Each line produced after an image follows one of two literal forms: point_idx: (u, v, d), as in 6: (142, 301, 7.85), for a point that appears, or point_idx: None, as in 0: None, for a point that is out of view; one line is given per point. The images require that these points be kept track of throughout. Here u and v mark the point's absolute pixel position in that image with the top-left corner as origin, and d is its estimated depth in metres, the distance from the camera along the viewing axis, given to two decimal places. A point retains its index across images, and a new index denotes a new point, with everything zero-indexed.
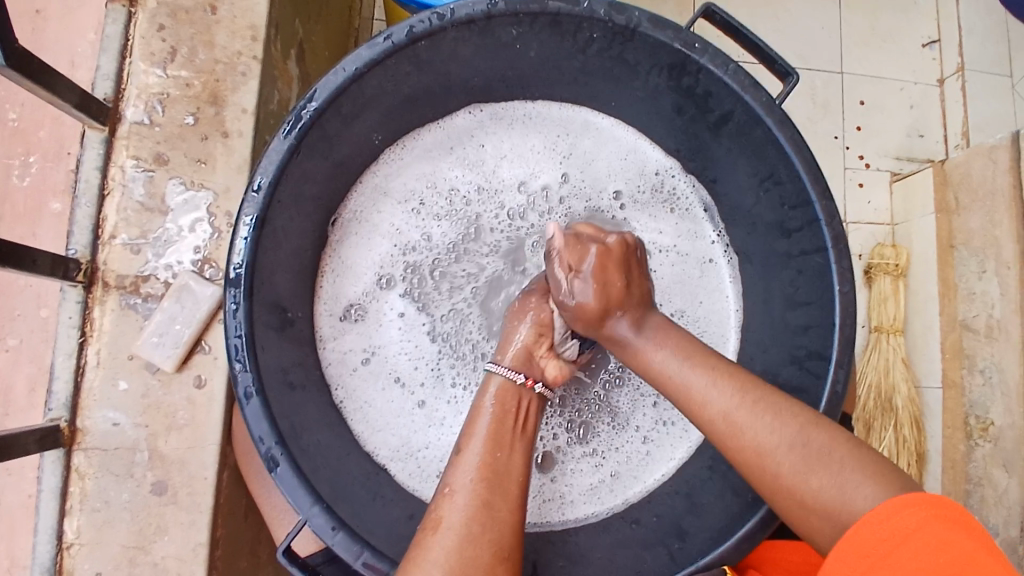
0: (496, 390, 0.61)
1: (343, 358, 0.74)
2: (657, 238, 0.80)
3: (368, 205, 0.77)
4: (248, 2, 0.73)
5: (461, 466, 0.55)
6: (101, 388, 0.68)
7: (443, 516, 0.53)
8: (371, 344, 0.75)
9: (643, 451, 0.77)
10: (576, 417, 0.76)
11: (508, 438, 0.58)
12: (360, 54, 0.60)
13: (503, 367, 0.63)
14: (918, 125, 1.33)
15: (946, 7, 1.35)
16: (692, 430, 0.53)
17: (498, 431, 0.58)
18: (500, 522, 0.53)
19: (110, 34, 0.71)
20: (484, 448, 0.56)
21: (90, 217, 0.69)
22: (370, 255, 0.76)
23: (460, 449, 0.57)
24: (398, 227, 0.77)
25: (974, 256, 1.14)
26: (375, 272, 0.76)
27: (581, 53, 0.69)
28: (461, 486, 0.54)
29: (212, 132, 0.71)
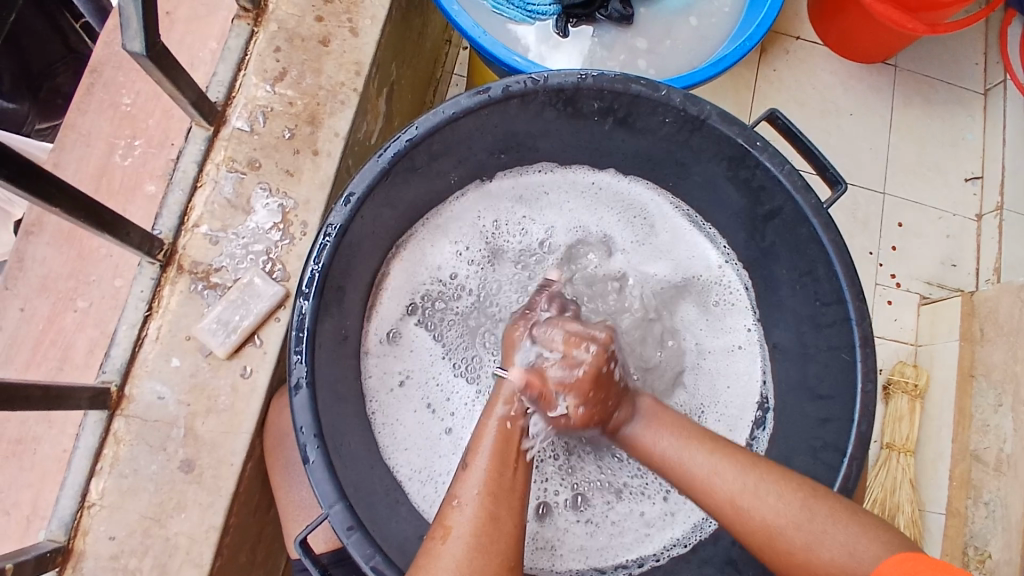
0: (502, 407, 0.63)
1: (377, 378, 0.77)
2: (703, 327, 0.83)
3: (421, 244, 0.81)
4: (358, 41, 0.81)
5: (469, 478, 0.58)
6: (155, 361, 0.72)
7: (452, 524, 0.55)
8: (401, 372, 0.78)
9: (636, 522, 0.78)
10: (579, 481, 0.77)
11: (511, 456, 0.60)
12: (459, 101, 0.66)
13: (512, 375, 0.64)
14: (952, 256, 1.38)
15: (991, 147, 1.41)
16: (691, 454, 0.60)
17: (504, 449, 0.60)
18: (504, 534, 0.55)
19: (232, 47, 0.79)
20: (489, 462, 0.59)
21: (180, 203, 0.75)
22: (415, 289, 0.80)
23: (468, 464, 0.59)
24: (445, 268, 0.81)
25: (993, 389, 1.19)
26: (416, 307, 0.80)
27: (651, 134, 0.75)
28: (469, 498, 0.56)
29: (304, 148, 0.78)
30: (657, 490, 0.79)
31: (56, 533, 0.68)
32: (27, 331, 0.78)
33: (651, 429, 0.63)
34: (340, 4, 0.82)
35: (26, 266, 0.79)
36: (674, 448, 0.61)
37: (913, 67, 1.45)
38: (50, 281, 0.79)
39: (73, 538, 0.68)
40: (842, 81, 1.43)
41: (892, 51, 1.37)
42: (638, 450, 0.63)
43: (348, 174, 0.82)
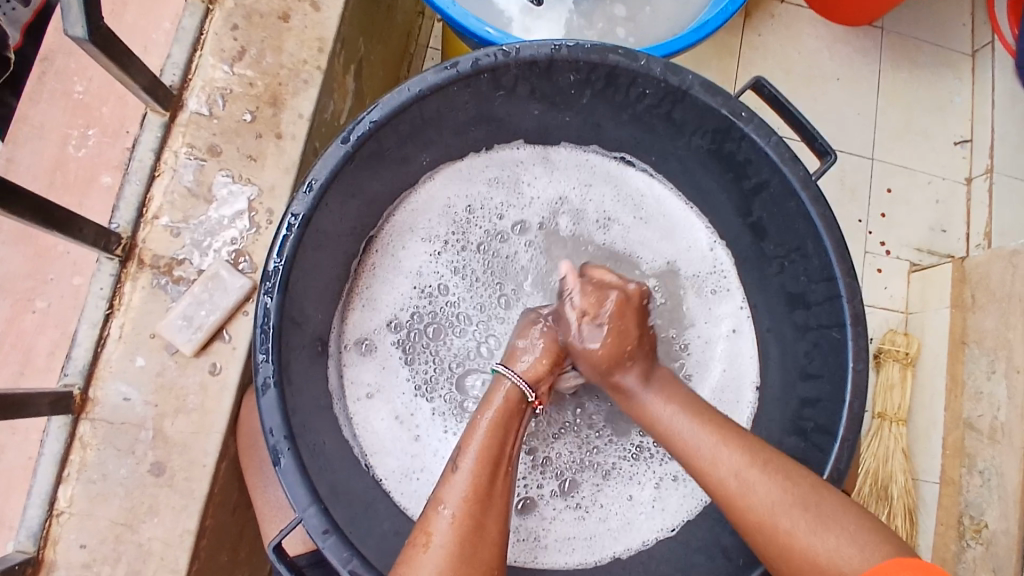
0: (503, 398, 0.60)
1: (350, 382, 0.74)
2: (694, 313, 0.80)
3: (392, 240, 0.77)
4: (320, 16, 0.77)
5: (453, 482, 0.55)
6: (119, 361, 0.69)
7: (433, 533, 0.53)
8: (379, 374, 0.74)
9: (626, 511, 0.75)
10: (568, 468, 0.75)
11: (502, 456, 0.57)
12: (426, 78, 0.62)
13: (515, 374, 0.62)
14: (941, 221, 1.36)
15: (980, 109, 1.39)
16: (700, 431, 0.58)
17: (494, 456, 0.57)
18: (486, 541, 0.53)
19: (185, 26, 0.74)
20: (475, 463, 0.56)
21: (137, 194, 0.71)
22: (388, 288, 0.76)
23: (451, 468, 0.56)
24: (420, 263, 0.77)
25: (985, 356, 1.17)
26: (391, 307, 0.75)
27: (630, 107, 0.72)
28: (455, 503, 0.54)
29: (267, 131, 0.74)
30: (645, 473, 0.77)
31: (26, 543, 0.65)
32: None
33: (662, 399, 0.61)
34: None
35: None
36: (688, 427, 0.59)
37: (900, 29, 1.41)
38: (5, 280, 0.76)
39: (44, 547, 0.65)
40: (829, 45, 1.40)
41: (880, 13, 1.33)
42: (645, 416, 0.62)
43: (315, 158, 0.78)
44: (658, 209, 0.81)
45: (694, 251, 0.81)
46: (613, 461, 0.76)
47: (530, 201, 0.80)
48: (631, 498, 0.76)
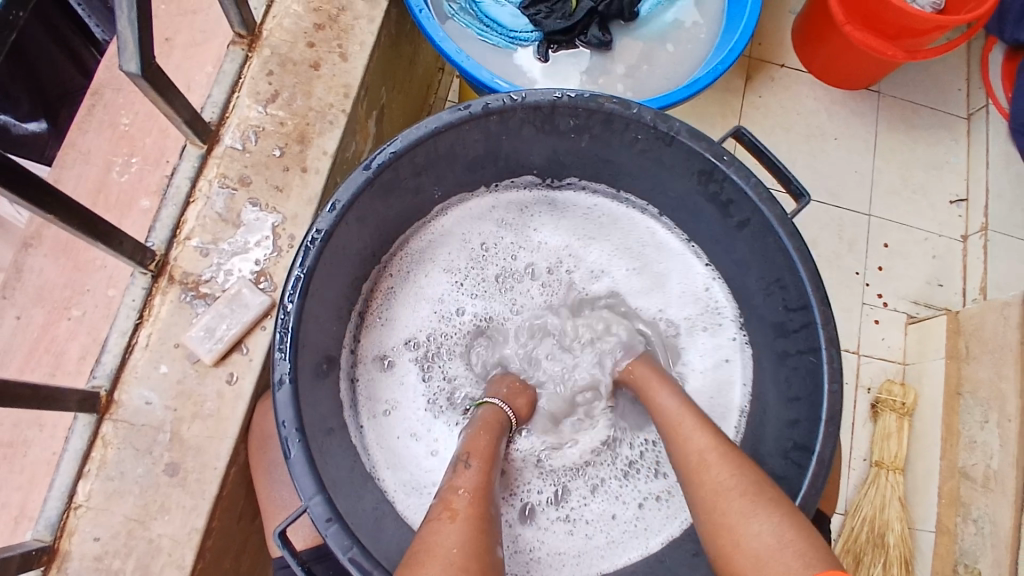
0: (489, 415, 0.72)
1: (366, 395, 0.80)
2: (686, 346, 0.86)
3: (414, 269, 0.85)
4: (347, 66, 0.86)
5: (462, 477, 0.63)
6: (144, 368, 0.74)
7: (458, 509, 0.58)
8: (399, 388, 0.81)
9: (615, 525, 0.79)
10: (558, 479, 0.80)
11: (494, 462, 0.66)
12: (441, 117, 0.70)
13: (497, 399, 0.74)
14: (938, 275, 1.40)
15: (975, 169, 1.44)
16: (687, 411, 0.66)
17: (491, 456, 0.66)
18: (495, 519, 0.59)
19: (227, 71, 0.83)
20: (479, 463, 0.64)
21: (172, 217, 0.79)
22: (408, 311, 0.84)
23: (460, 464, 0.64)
24: (439, 292, 0.84)
25: (979, 405, 1.20)
26: (409, 330, 0.83)
27: (625, 150, 0.79)
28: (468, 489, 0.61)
29: (294, 165, 0.82)
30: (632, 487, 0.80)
31: (42, 533, 0.69)
32: (24, 338, 0.82)
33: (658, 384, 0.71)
34: (331, 31, 0.86)
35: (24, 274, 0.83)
36: (675, 399, 0.68)
37: (895, 93, 1.49)
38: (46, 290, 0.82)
39: (59, 538, 0.70)
40: (826, 106, 1.47)
41: (875, 77, 1.41)
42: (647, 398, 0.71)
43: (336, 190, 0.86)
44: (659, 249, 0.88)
45: (694, 288, 0.87)
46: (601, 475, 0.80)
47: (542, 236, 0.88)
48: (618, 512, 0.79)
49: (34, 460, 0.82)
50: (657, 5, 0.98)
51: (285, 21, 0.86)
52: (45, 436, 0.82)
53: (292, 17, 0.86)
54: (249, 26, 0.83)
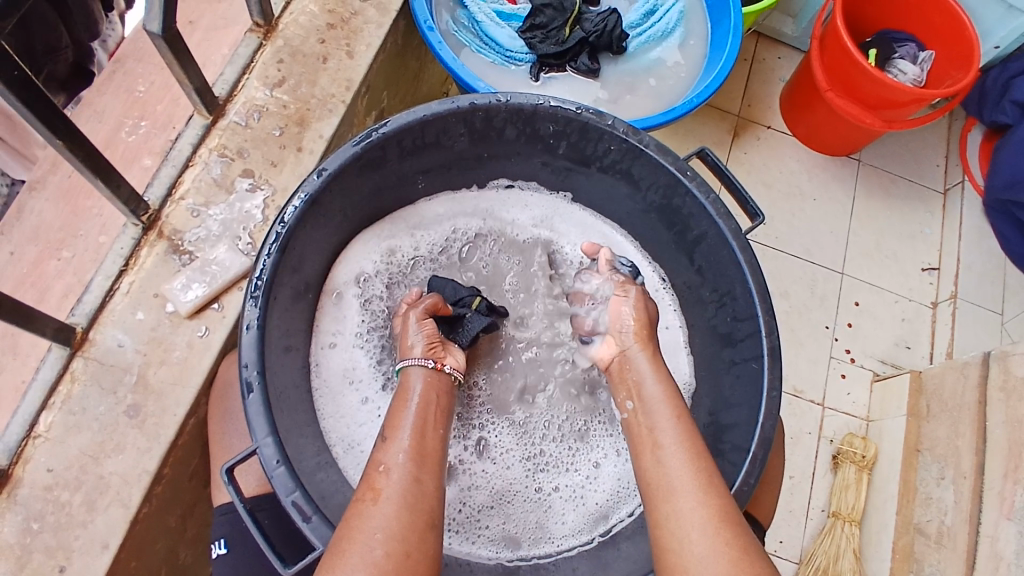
0: (420, 381, 0.67)
1: (320, 332, 0.83)
2: None
3: (392, 231, 0.89)
4: (352, 63, 0.93)
5: (391, 447, 0.61)
6: (121, 312, 0.78)
7: (383, 488, 0.57)
8: (352, 340, 0.83)
9: (538, 523, 0.79)
10: (502, 479, 0.80)
11: (430, 426, 0.64)
12: (431, 106, 0.76)
13: (414, 358, 0.69)
14: (906, 338, 1.43)
15: (949, 242, 1.50)
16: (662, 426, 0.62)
17: (421, 424, 0.64)
18: (426, 495, 0.58)
19: (241, 54, 0.90)
20: (412, 433, 0.62)
21: (170, 177, 0.84)
22: (373, 271, 0.87)
23: (391, 437, 0.62)
24: (413, 260, 0.88)
25: (936, 462, 1.19)
26: (376, 290, 0.86)
27: (599, 161, 0.85)
28: (393, 461, 0.59)
29: (291, 144, 0.87)
30: (565, 476, 0.81)
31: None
32: (14, 271, 0.90)
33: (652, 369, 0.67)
34: (342, 31, 0.94)
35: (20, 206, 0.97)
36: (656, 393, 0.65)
37: (875, 162, 1.56)
38: (43, 231, 0.92)
39: (14, 463, 0.72)
40: (807, 169, 1.54)
41: (856, 145, 1.49)
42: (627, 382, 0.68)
43: None
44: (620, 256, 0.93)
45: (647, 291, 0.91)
46: (538, 459, 0.81)
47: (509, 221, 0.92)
48: (567, 499, 0.80)
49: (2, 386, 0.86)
50: (645, 42, 1.07)
51: (301, 18, 0.93)
52: (16, 364, 0.87)
53: (308, 15, 0.93)
54: (267, 17, 0.90)
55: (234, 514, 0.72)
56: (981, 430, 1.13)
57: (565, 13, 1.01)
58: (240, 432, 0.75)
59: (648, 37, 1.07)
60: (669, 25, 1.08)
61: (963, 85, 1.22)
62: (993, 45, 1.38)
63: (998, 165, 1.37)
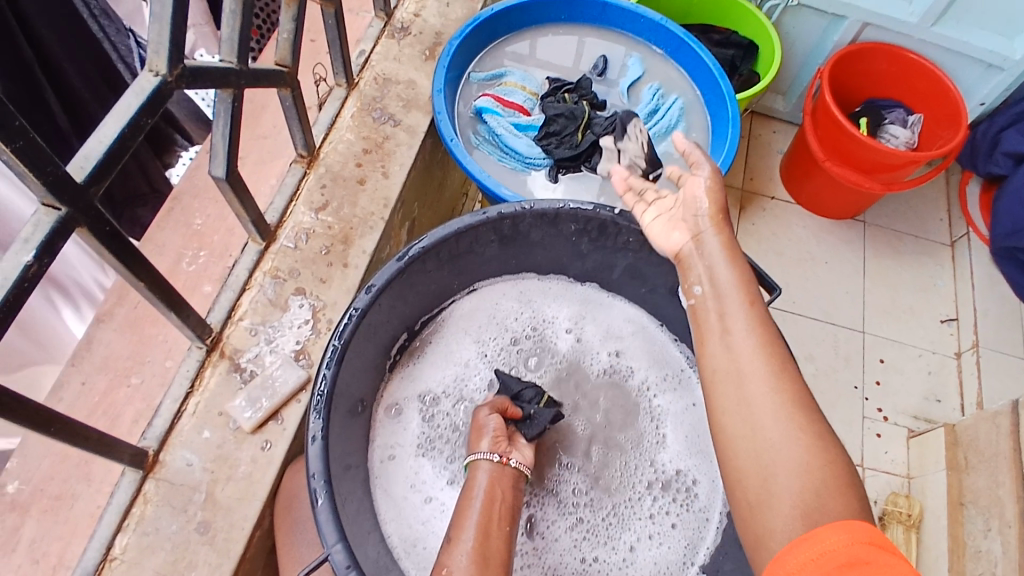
0: (484, 477, 0.72)
1: (377, 436, 0.89)
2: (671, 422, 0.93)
3: (437, 333, 0.97)
4: (387, 182, 1.02)
5: (456, 550, 0.64)
6: (189, 432, 0.83)
7: None
8: (406, 441, 0.89)
9: None
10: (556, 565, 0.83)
11: (492, 523, 0.67)
12: (464, 219, 0.83)
13: (481, 452, 0.74)
14: (935, 391, 1.45)
15: (963, 292, 1.54)
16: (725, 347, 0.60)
17: (485, 521, 0.67)
18: None
19: (288, 183, 0.99)
20: (474, 535, 0.65)
21: (229, 300, 0.91)
22: (422, 371, 0.94)
23: (455, 538, 0.65)
24: (458, 357, 0.95)
25: (981, 514, 1.18)
26: (426, 387, 0.93)
27: (621, 252, 0.91)
28: (455, 567, 0.62)
29: (337, 261, 0.95)
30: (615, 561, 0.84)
31: None
32: (85, 401, 0.97)
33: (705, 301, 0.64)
34: (376, 154, 1.03)
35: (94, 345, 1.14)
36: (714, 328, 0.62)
37: (879, 222, 1.63)
38: (111, 360, 1.00)
39: None
40: (814, 234, 1.61)
41: (859, 207, 1.55)
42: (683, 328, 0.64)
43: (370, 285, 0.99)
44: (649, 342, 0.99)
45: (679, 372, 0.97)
46: (574, 542, 0.84)
47: (548, 316, 1.00)
48: None
49: (78, 513, 0.90)
50: (651, 139, 1.17)
51: (339, 146, 1.03)
52: (91, 491, 0.91)
53: (345, 143, 1.04)
54: (310, 148, 1.00)
55: None
56: (1020, 478, 1.12)
57: (576, 120, 1.10)
58: (309, 541, 0.81)
59: (653, 134, 1.17)
60: (671, 122, 1.18)
61: (953, 146, 1.29)
62: (979, 101, 1.48)
63: (1000, 215, 1.43)
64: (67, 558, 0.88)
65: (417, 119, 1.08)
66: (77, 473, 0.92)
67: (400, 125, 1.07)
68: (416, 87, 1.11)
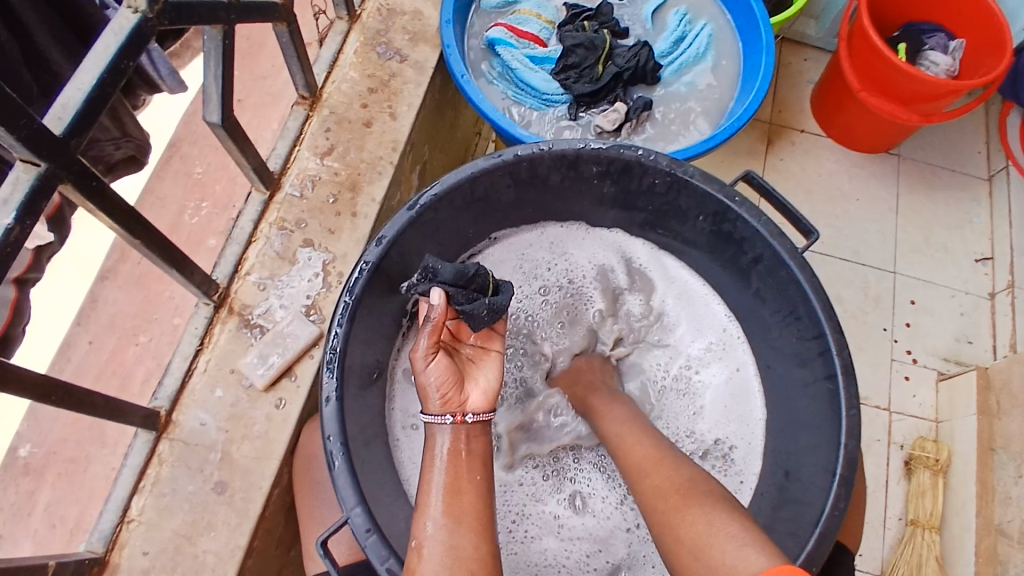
0: (444, 435, 0.65)
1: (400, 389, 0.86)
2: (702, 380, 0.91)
3: None
4: (395, 123, 0.95)
5: (422, 517, 0.60)
6: (201, 392, 0.81)
7: (416, 565, 0.57)
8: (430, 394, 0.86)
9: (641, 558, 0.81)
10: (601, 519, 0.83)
11: (464, 481, 0.62)
12: (477, 163, 0.77)
13: (432, 415, 0.66)
14: (966, 332, 1.40)
15: (999, 229, 1.46)
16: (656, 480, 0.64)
17: (455, 477, 0.62)
18: (467, 560, 0.57)
19: (290, 127, 0.93)
20: (445, 495, 0.60)
21: (235, 254, 0.87)
22: None
23: (423, 504, 0.61)
24: None
25: (1013, 461, 1.16)
26: None
27: (646, 195, 0.85)
28: (422, 535, 0.59)
29: (345, 210, 0.90)
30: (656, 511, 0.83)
31: (96, 545, 0.74)
32: (95, 361, 1.10)
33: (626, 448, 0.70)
34: (383, 93, 0.97)
35: (102, 304, 1.13)
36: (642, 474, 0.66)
37: (914, 156, 1.53)
38: None
39: (110, 550, 0.74)
40: (846, 169, 1.52)
41: (895, 140, 1.46)
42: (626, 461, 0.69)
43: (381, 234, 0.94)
44: (690, 303, 0.94)
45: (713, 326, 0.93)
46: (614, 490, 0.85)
47: (581, 268, 0.95)
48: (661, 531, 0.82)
49: None
50: (677, 69, 1.08)
51: (343, 86, 0.96)
52: None
53: (349, 82, 0.97)
54: (312, 89, 0.93)
55: None
56: None
57: (596, 51, 1.02)
58: (329, 502, 0.78)
59: (680, 63, 1.08)
60: (699, 50, 1.09)
61: (996, 73, 1.19)
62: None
63: None
64: None
65: (424, 53, 1.00)
66: (89, 437, 1.13)
67: (407, 60, 0.99)
68: (422, 19, 1.03)
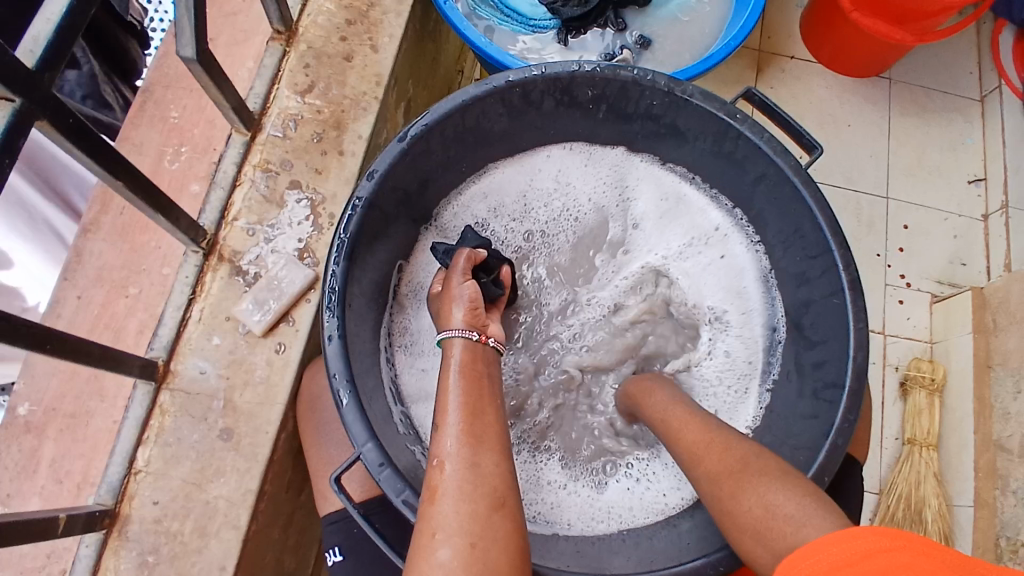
0: (459, 351, 0.65)
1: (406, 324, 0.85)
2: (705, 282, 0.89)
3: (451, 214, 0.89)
4: (377, 57, 0.91)
5: (441, 435, 0.58)
6: (197, 340, 0.79)
7: (438, 484, 0.55)
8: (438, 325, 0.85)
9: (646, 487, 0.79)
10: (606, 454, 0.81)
11: (481, 408, 0.60)
12: (467, 90, 0.74)
13: (456, 330, 0.66)
14: (961, 254, 1.39)
15: (993, 149, 1.44)
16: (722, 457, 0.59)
17: (473, 402, 0.60)
18: (487, 477, 0.55)
19: (267, 64, 0.89)
20: (461, 415, 0.59)
21: (221, 199, 0.84)
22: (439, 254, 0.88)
23: (440, 425, 0.59)
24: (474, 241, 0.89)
25: (1011, 376, 1.18)
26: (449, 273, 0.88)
27: (643, 117, 0.83)
28: (443, 454, 0.56)
29: (331, 149, 0.86)
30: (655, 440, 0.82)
31: (105, 497, 0.73)
32: (86, 315, 0.94)
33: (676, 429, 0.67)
34: (362, 25, 0.92)
35: None
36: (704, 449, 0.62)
37: (907, 78, 1.50)
38: (105, 272, 0.96)
39: (120, 502, 0.74)
40: (838, 94, 1.49)
41: (887, 61, 1.43)
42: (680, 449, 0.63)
43: None
44: (679, 207, 0.90)
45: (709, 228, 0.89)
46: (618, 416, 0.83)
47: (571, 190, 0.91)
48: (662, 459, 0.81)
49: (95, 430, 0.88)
50: None
51: (319, 19, 0.91)
52: (104, 407, 0.89)
53: (325, 14, 0.92)
54: (287, 23, 0.89)
55: (346, 522, 0.75)
56: None
57: None
58: (337, 443, 0.77)
59: None
60: None
61: None
62: None
63: None
64: (92, 475, 0.86)
65: None
66: (89, 389, 0.91)
67: None
68: None
